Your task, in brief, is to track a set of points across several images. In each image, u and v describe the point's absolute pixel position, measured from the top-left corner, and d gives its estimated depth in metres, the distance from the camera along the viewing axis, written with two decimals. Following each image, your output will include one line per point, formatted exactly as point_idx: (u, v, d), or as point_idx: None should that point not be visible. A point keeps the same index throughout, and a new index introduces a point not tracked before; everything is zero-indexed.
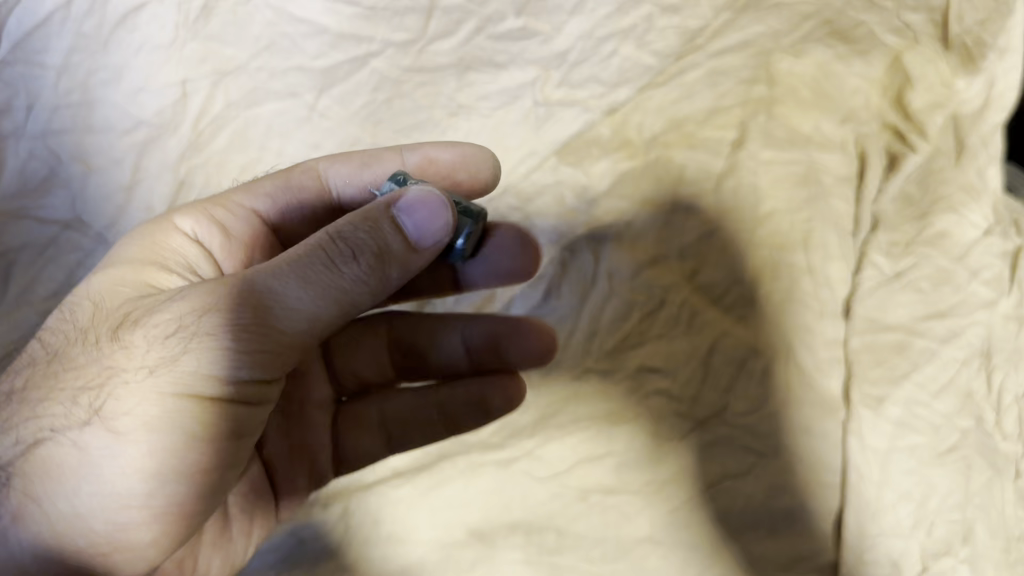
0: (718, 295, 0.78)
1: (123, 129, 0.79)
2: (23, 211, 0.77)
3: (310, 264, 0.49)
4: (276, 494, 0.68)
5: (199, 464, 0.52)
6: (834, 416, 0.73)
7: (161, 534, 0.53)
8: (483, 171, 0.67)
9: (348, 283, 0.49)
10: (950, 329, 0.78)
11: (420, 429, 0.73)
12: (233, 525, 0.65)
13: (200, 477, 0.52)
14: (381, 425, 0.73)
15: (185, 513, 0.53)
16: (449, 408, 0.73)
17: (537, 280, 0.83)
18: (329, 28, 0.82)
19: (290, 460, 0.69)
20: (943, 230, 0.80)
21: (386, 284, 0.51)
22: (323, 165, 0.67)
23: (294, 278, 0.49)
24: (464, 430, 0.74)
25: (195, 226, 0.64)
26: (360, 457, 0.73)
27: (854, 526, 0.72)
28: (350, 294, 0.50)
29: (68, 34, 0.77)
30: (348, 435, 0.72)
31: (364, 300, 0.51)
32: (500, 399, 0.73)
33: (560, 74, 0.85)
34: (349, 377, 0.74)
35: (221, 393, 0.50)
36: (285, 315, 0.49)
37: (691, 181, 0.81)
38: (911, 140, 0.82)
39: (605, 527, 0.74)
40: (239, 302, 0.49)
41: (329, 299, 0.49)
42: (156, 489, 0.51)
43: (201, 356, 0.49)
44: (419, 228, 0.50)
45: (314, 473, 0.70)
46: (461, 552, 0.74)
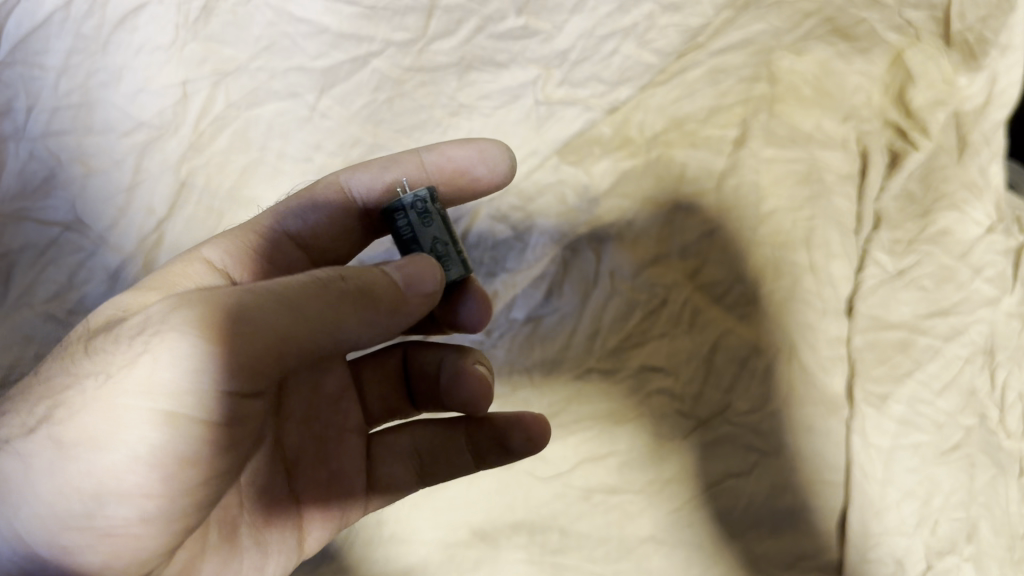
0: (719, 294, 0.78)
1: (123, 130, 0.79)
2: (23, 213, 0.77)
3: (297, 284, 0.49)
4: (298, 528, 0.65)
5: (143, 489, 0.50)
6: (837, 415, 0.73)
7: (110, 556, 0.52)
8: (497, 165, 0.67)
9: (325, 303, 0.49)
10: (953, 326, 0.77)
11: (451, 463, 0.68)
12: (243, 559, 0.62)
13: (145, 501, 0.50)
14: (410, 454, 0.68)
15: (134, 539, 0.51)
16: (478, 442, 0.67)
17: (538, 280, 0.82)
18: (330, 28, 0.81)
19: (319, 492, 0.65)
20: (946, 228, 0.80)
21: (374, 322, 0.51)
22: (343, 176, 0.68)
23: (269, 291, 0.49)
24: (493, 462, 0.67)
25: (221, 255, 0.64)
26: (389, 489, 0.68)
27: (856, 525, 0.71)
28: (333, 318, 0.49)
29: (68, 35, 0.77)
30: (381, 464, 0.68)
31: (346, 330, 0.49)
32: (520, 431, 0.65)
33: (561, 72, 0.85)
34: (382, 405, 0.71)
35: (166, 410, 0.48)
36: (246, 325, 0.48)
37: (692, 180, 0.81)
38: (912, 137, 0.83)
39: (609, 527, 0.74)
40: (195, 315, 0.48)
41: (302, 313, 0.48)
42: (100, 509, 0.50)
43: (148, 370, 0.48)
44: (410, 279, 0.52)
45: (344, 505, 0.67)
46: (465, 552, 0.74)
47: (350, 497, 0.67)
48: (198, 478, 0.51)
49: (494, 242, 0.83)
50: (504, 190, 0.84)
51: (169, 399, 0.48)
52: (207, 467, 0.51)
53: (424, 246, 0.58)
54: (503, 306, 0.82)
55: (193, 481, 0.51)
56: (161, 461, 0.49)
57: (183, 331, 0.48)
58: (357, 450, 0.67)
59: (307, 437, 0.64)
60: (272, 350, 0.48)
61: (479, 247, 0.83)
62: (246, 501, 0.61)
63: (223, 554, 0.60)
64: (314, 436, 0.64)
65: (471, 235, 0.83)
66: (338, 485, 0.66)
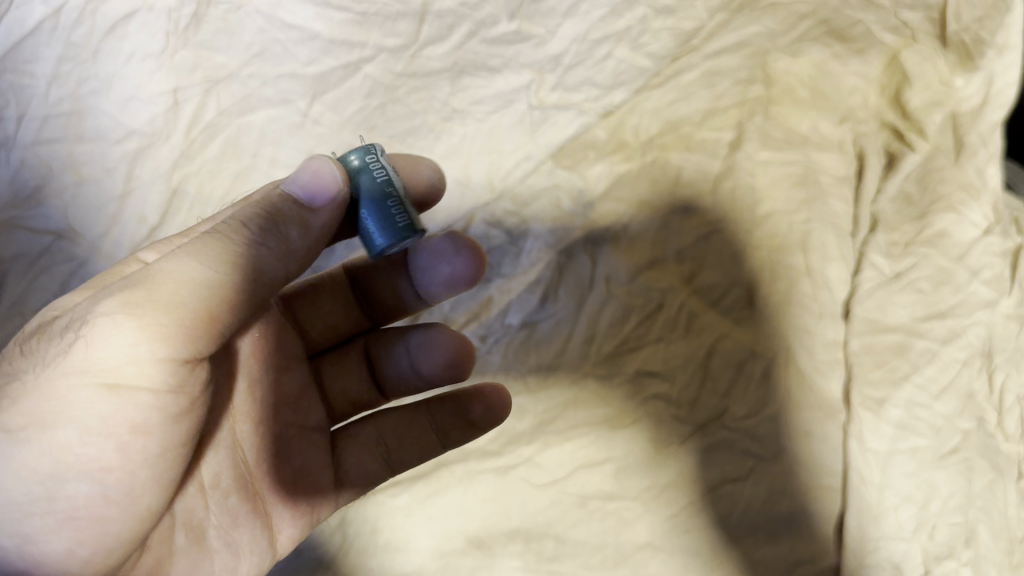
0: (717, 298, 0.78)
1: (115, 138, 0.78)
2: (16, 222, 0.77)
3: (206, 238, 0.52)
4: (269, 526, 0.65)
5: (101, 462, 0.50)
6: (835, 418, 0.73)
7: (75, 545, 0.50)
8: (419, 181, 0.67)
9: (243, 246, 0.52)
10: (951, 329, 0.77)
11: (416, 446, 0.72)
12: (214, 562, 0.61)
13: (105, 476, 0.50)
14: (378, 442, 0.71)
15: (99, 521, 0.51)
16: (441, 422, 0.72)
17: (533, 284, 0.82)
18: (321, 34, 0.81)
19: (287, 490, 0.66)
20: (943, 230, 0.79)
21: (290, 247, 0.55)
22: None
23: (192, 257, 0.50)
24: (457, 440, 0.72)
25: (159, 256, 0.62)
26: (359, 479, 0.70)
27: (854, 529, 0.71)
28: (250, 260, 0.52)
29: (58, 43, 0.77)
30: (349, 456, 0.70)
31: (270, 267, 0.54)
32: (480, 406, 0.70)
33: (555, 77, 0.85)
34: (344, 401, 0.73)
35: (114, 382, 0.49)
36: (172, 295, 0.49)
37: (689, 183, 0.81)
38: (909, 139, 0.82)
39: (605, 533, 0.74)
40: (125, 291, 0.49)
41: (224, 269, 0.51)
42: (61, 490, 0.49)
43: (86, 349, 0.48)
44: (308, 191, 0.55)
45: (313, 500, 0.68)
46: (460, 560, 0.73)
47: (319, 494, 0.68)
48: (156, 446, 0.51)
49: (488, 247, 0.84)
50: (498, 195, 0.85)
51: (117, 373, 0.48)
52: (165, 433, 0.52)
53: (401, 191, 0.57)
54: (498, 312, 0.82)
55: (151, 449, 0.51)
56: (112, 430, 0.49)
57: (117, 308, 0.48)
58: (321, 445, 0.69)
59: (266, 435, 0.65)
60: (209, 315, 0.50)
61: None
62: (212, 502, 0.60)
63: (193, 555, 0.59)
64: (274, 434, 0.65)
65: None
66: (306, 482, 0.67)
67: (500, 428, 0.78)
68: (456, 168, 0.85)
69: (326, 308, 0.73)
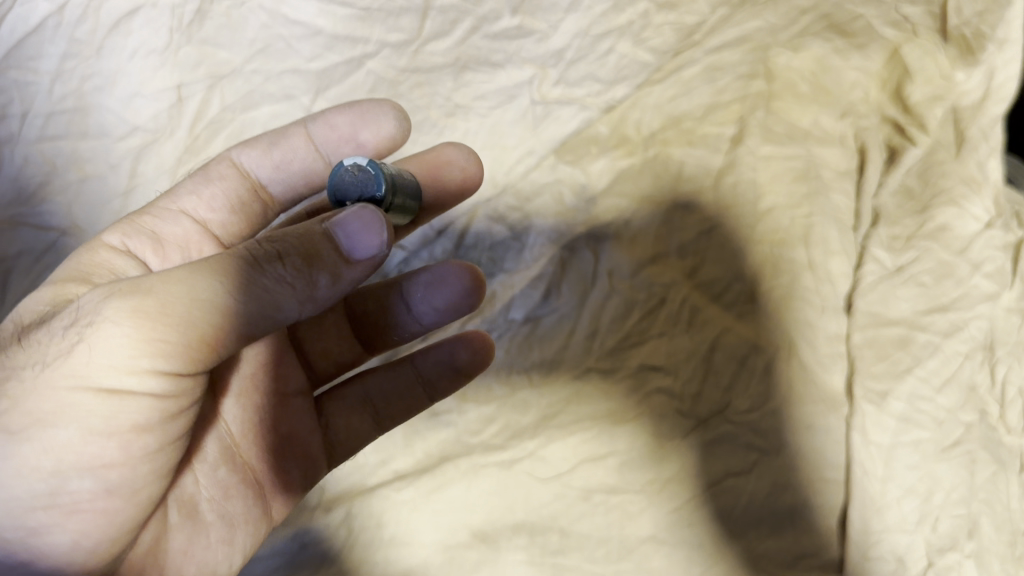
0: (719, 292, 0.78)
1: (119, 135, 0.79)
2: (19, 219, 0.77)
3: (225, 260, 0.49)
4: (261, 497, 0.66)
5: (102, 461, 0.51)
6: (838, 412, 0.73)
7: (80, 536, 0.52)
8: (384, 139, 0.71)
9: (269, 283, 0.49)
10: (953, 322, 0.77)
11: (405, 400, 0.72)
12: (210, 535, 0.62)
13: (107, 472, 0.51)
14: (364, 401, 0.73)
15: (104, 513, 0.52)
16: (427, 373, 0.72)
17: (536, 280, 0.82)
18: (324, 29, 0.82)
19: (277, 456, 0.68)
20: (944, 223, 0.80)
21: (317, 295, 0.50)
22: (234, 152, 0.72)
23: (207, 279, 0.48)
24: (446, 391, 0.72)
25: (124, 238, 0.64)
26: (349, 441, 0.72)
27: (858, 522, 0.70)
28: (271, 297, 0.49)
29: (62, 40, 0.78)
30: (337, 417, 0.72)
31: (290, 309, 0.50)
32: (464, 351, 0.72)
33: (557, 72, 0.86)
34: (327, 363, 0.75)
35: (116, 389, 0.49)
36: (180, 314, 0.48)
37: (690, 178, 0.81)
38: (910, 133, 0.83)
39: (609, 527, 0.74)
40: (130, 302, 0.48)
41: (238, 297, 0.49)
42: (63, 486, 0.51)
43: (88, 354, 0.48)
44: (351, 240, 0.50)
45: (306, 464, 0.69)
46: (465, 554, 0.73)
47: (309, 455, 0.70)
48: (156, 443, 0.53)
49: (491, 243, 0.84)
50: (500, 190, 0.86)
51: (119, 380, 0.49)
52: (164, 430, 0.53)
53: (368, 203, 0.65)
54: (501, 306, 0.82)
55: (151, 446, 0.53)
56: (113, 432, 0.50)
57: (122, 318, 0.48)
58: (306, 409, 0.71)
59: (247, 404, 0.67)
60: (215, 337, 0.50)
61: (477, 248, 0.84)
62: (202, 475, 0.62)
63: (188, 530, 0.60)
64: (256, 405, 0.68)
65: (469, 235, 0.85)
66: (295, 446, 0.69)
67: (504, 423, 0.78)
68: None
69: None
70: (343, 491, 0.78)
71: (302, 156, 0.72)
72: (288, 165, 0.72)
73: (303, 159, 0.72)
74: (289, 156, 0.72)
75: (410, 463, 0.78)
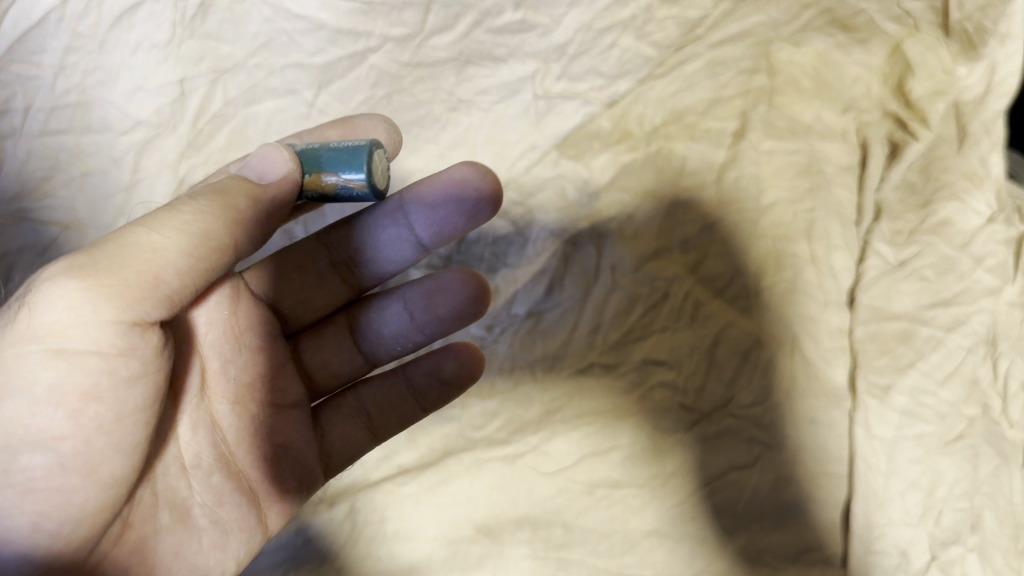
0: (722, 287, 0.77)
1: (122, 129, 0.79)
2: (23, 213, 0.78)
3: (154, 213, 0.54)
4: (256, 505, 0.66)
5: (53, 431, 0.50)
6: (841, 406, 0.73)
7: (39, 517, 0.50)
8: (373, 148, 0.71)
9: (189, 212, 0.54)
10: (955, 316, 0.77)
11: (399, 412, 0.73)
12: (202, 539, 0.61)
13: (60, 445, 0.51)
14: (359, 412, 0.73)
15: (60, 490, 0.51)
16: (420, 384, 0.72)
17: (539, 275, 0.82)
18: (328, 24, 0.82)
19: (273, 466, 0.67)
20: (947, 218, 0.80)
21: (239, 216, 0.56)
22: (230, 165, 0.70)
23: (138, 227, 0.52)
24: (435, 403, 0.73)
25: None
26: (344, 450, 0.72)
27: (861, 516, 0.70)
28: (197, 224, 0.54)
29: (65, 33, 0.77)
30: (332, 427, 0.72)
31: (218, 233, 0.55)
32: (454, 360, 0.72)
33: (560, 66, 0.86)
34: (326, 374, 0.74)
35: (60, 347, 0.50)
36: (118, 256, 0.51)
37: (692, 173, 0.81)
38: (912, 127, 0.83)
39: (613, 520, 0.73)
40: (70, 258, 0.50)
41: (172, 232, 0.53)
42: (13, 463, 0.50)
43: (29, 316, 0.49)
44: (258, 170, 0.59)
45: (300, 474, 0.69)
46: (469, 548, 0.73)
47: (305, 467, 0.69)
48: (111, 412, 0.52)
49: (494, 238, 0.85)
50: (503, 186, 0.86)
51: (59, 337, 0.50)
52: (119, 398, 0.52)
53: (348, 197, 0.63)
54: (504, 301, 0.83)
55: (105, 415, 0.51)
56: (63, 394, 0.50)
57: (58, 272, 0.50)
58: (303, 418, 0.70)
59: (241, 415, 0.66)
60: (152, 275, 0.51)
61: (480, 243, 0.85)
62: (195, 481, 0.62)
63: (179, 533, 0.59)
64: (252, 413, 0.67)
65: (471, 230, 0.85)
66: (289, 455, 0.68)
67: (507, 416, 0.78)
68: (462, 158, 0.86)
69: (297, 286, 0.72)
70: (348, 484, 0.78)
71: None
72: None
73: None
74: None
75: (414, 457, 0.78)
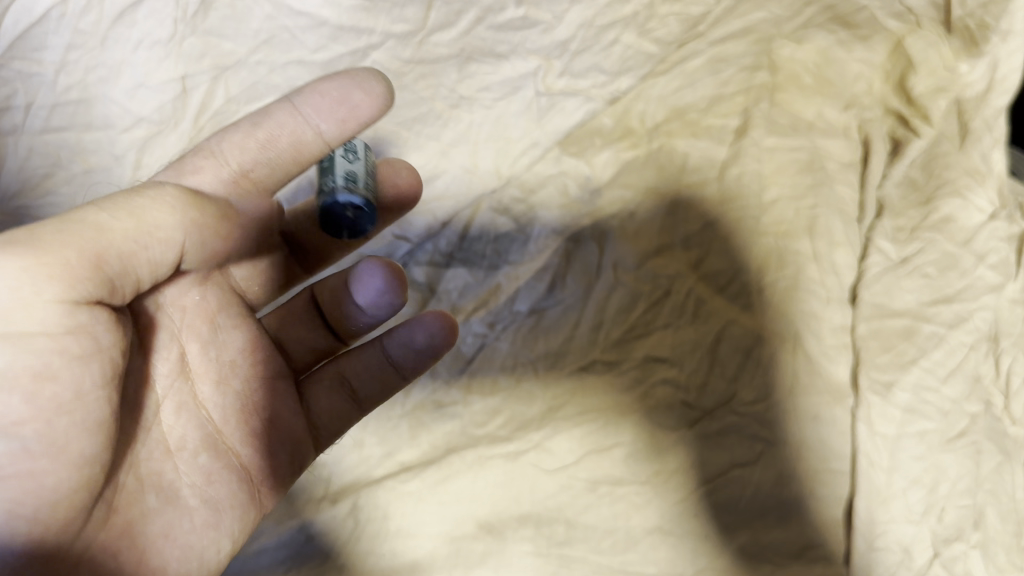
0: (723, 284, 0.78)
1: (124, 127, 0.80)
2: (22, 211, 0.77)
3: (112, 197, 0.53)
4: (248, 481, 0.64)
5: (12, 416, 0.47)
6: (843, 403, 0.73)
7: (13, 504, 0.47)
8: (371, 99, 0.65)
9: (157, 196, 0.54)
10: (958, 313, 0.77)
11: (378, 382, 0.73)
12: (194, 519, 0.59)
13: (21, 427, 0.47)
14: (340, 383, 0.72)
15: (31, 476, 0.48)
16: (395, 354, 0.72)
17: (541, 272, 0.83)
18: (329, 20, 0.83)
19: (263, 441, 0.65)
20: (949, 215, 0.79)
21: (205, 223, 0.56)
22: (213, 144, 0.63)
23: (94, 205, 0.51)
24: (412, 372, 0.74)
25: None
26: (332, 423, 0.71)
27: (864, 513, 0.70)
28: (159, 210, 0.53)
29: (66, 30, 0.78)
30: (315, 400, 0.71)
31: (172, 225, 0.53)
32: (422, 330, 0.72)
33: (562, 63, 0.86)
34: (301, 349, 0.74)
35: (7, 332, 0.47)
36: (70, 238, 0.49)
37: (693, 170, 0.82)
38: (914, 124, 0.83)
39: (616, 518, 0.73)
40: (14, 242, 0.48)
41: (136, 221, 0.51)
42: None
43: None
44: (212, 206, 0.62)
45: (290, 447, 0.67)
46: (471, 545, 0.73)
47: (296, 440, 0.68)
48: (68, 391, 0.48)
49: (496, 235, 0.85)
50: (505, 183, 0.86)
51: (6, 320, 0.47)
52: (74, 375, 0.49)
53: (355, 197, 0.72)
54: (506, 298, 0.83)
55: (63, 394, 0.48)
56: (15, 376, 0.47)
57: (1, 255, 0.47)
58: (289, 393, 0.69)
59: (224, 390, 0.63)
60: (97, 252, 0.49)
61: (482, 241, 0.85)
62: (182, 463, 0.59)
63: (168, 515, 0.57)
64: (237, 391, 0.64)
65: (473, 228, 0.85)
66: (279, 429, 0.66)
67: (510, 414, 0.78)
68: (464, 155, 0.86)
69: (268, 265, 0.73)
70: (352, 481, 0.77)
71: (287, 130, 0.65)
72: (278, 144, 0.65)
73: (290, 135, 0.65)
74: (273, 134, 0.65)
75: (416, 454, 0.78)
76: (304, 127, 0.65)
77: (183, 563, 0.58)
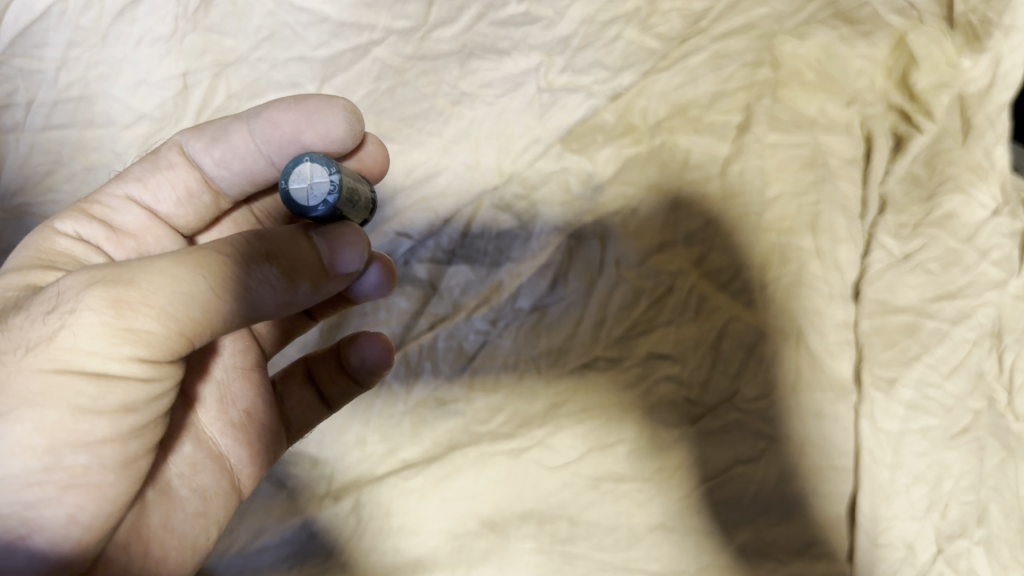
0: (727, 280, 0.77)
1: (124, 124, 0.80)
2: (24, 208, 0.79)
3: (204, 260, 0.51)
4: (230, 470, 0.65)
5: (97, 435, 0.50)
6: (846, 399, 0.72)
7: (76, 509, 0.50)
8: (333, 131, 0.67)
9: (253, 283, 0.52)
10: (961, 310, 0.76)
11: (338, 381, 0.73)
12: (185, 509, 0.60)
13: (103, 448, 0.50)
14: (308, 380, 0.73)
15: (98, 486, 0.51)
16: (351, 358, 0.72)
17: (543, 269, 0.82)
18: (331, 17, 0.82)
19: (247, 434, 0.67)
20: (952, 211, 0.79)
21: (295, 300, 0.55)
22: (184, 139, 0.70)
23: (185, 277, 0.51)
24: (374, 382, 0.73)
25: (76, 226, 0.65)
26: (301, 418, 0.73)
27: (867, 510, 0.69)
28: (247, 294, 0.52)
29: (67, 28, 0.78)
30: (286, 395, 0.73)
31: (266, 310, 0.53)
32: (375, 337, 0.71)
33: (563, 60, 0.86)
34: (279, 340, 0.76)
35: (99, 372, 0.49)
36: (160, 307, 0.49)
37: (695, 166, 0.82)
38: (917, 120, 0.82)
39: (618, 515, 0.73)
40: (113, 289, 0.49)
41: (225, 296, 0.51)
42: (56, 463, 0.49)
43: (71, 337, 0.49)
44: (336, 255, 0.56)
45: (269, 439, 0.69)
46: (472, 543, 0.73)
47: (272, 430, 0.70)
48: (143, 418, 0.52)
49: (498, 232, 0.85)
50: (506, 179, 0.86)
51: (100, 363, 0.49)
52: (150, 407, 0.53)
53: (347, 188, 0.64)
54: (508, 296, 0.83)
55: (139, 423, 0.52)
56: (104, 407, 0.50)
57: (105, 305, 0.49)
58: (267, 386, 0.71)
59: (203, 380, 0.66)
60: (192, 328, 0.51)
61: (483, 238, 0.85)
62: (173, 456, 0.61)
63: (165, 505, 0.59)
64: (226, 388, 0.67)
65: (474, 226, 0.85)
66: (258, 420, 0.69)
67: (512, 412, 0.78)
68: (466, 152, 0.86)
69: None
70: (353, 479, 0.77)
71: (243, 156, 0.70)
72: (232, 159, 0.70)
73: (243, 161, 0.70)
74: (228, 155, 0.70)
75: (418, 452, 0.77)
76: (254, 157, 0.69)
77: (179, 552, 0.59)
